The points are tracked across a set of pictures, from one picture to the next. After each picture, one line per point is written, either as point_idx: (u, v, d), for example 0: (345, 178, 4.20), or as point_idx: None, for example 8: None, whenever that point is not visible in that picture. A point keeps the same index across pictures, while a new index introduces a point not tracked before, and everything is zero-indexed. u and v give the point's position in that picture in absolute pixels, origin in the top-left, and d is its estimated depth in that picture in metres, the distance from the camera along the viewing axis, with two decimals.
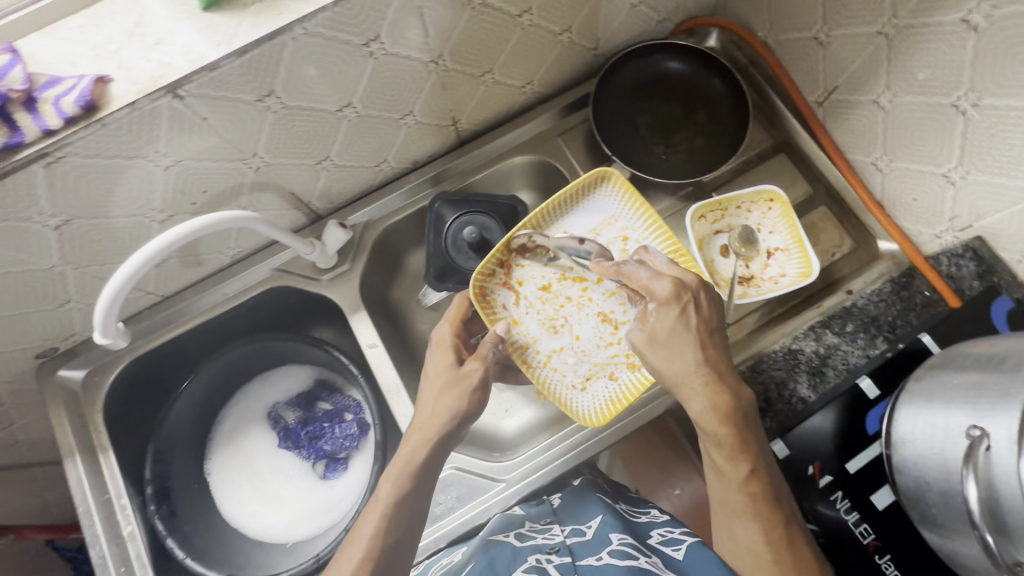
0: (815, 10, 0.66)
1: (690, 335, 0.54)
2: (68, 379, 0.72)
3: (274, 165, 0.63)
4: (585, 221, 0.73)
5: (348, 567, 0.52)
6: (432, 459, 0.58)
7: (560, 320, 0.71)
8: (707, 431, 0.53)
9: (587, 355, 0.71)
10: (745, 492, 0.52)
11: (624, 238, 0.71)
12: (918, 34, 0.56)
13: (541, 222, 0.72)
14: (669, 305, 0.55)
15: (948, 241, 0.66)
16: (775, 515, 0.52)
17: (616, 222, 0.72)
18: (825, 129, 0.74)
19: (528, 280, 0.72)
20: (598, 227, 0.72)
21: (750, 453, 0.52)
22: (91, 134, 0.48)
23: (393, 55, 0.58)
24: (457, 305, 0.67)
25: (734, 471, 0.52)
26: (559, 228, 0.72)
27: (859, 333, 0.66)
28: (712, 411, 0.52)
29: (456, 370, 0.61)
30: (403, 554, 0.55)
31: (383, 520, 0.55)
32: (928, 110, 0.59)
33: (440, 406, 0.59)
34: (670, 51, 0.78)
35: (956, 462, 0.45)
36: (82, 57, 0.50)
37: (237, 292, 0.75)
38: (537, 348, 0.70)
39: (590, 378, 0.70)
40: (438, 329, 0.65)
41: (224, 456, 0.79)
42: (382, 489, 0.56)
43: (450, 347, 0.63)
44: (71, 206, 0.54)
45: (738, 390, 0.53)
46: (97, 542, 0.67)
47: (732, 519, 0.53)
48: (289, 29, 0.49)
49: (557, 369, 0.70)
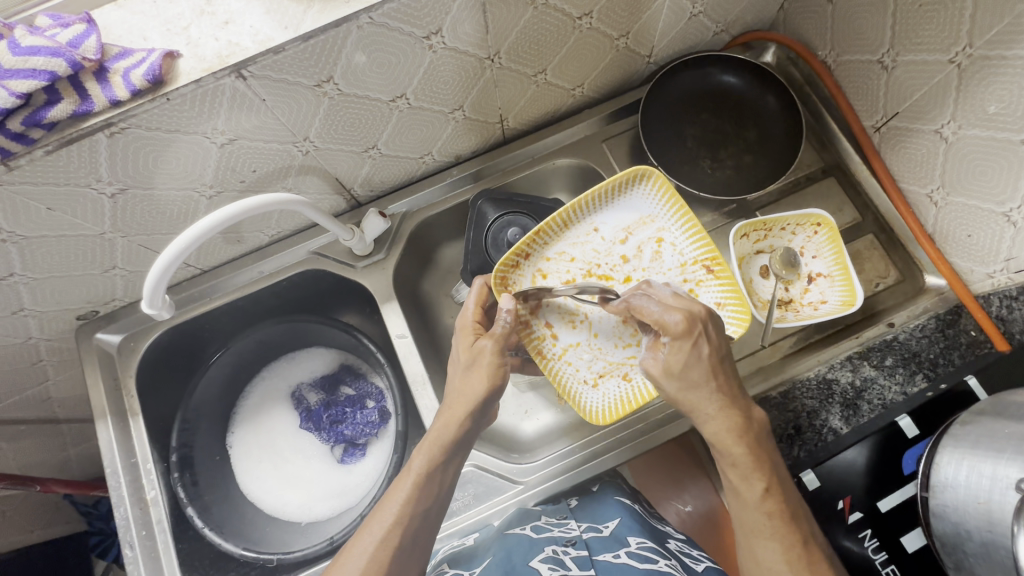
0: (883, 34, 0.64)
1: (705, 366, 0.52)
2: (106, 343, 0.74)
3: (323, 149, 0.64)
4: (618, 219, 0.69)
5: (378, 532, 0.53)
6: (463, 435, 0.58)
7: (580, 317, 0.68)
8: (723, 450, 0.52)
9: (603, 353, 0.67)
10: (766, 511, 0.50)
11: (658, 239, 0.68)
12: (994, 67, 0.55)
13: (572, 214, 0.67)
14: (682, 340, 0.52)
15: (1001, 281, 0.63)
16: (794, 533, 0.49)
17: (651, 222, 0.68)
18: (879, 155, 0.72)
19: (554, 272, 0.68)
20: (632, 226, 0.69)
21: (766, 470, 0.51)
22: (157, 108, 0.49)
23: (451, 50, 0.58)
24: (479, 291, 0.63)
25: (750, 490, 0.51)
26: (590, 223, 0.68)
27: (897, 368, 0.64)
28: (728, 431, 0.51)
29: (472, 348, 0.60)
30: (425, 536, 0.56)
31: (416, 489, 0.55)
32: (995, 146, 0.57)
33: (469, 389, 0.58)
34: (726, 65, 0.77)
35: (1002, 515, 0.44)
36: (152, 31, 0.51)
37: (273, 271, 0.76)
38: (553, 341, 0.67)
39: (604, 377, 0.67)
40: (463, 310, 0.62)
41: (247, 430, 0.80)
42: (414, 461, 0.57)
43: (471, 331, 0.61)
44: (127, 175, 0.55)
45: (750, 409, 0.52)
46: (122, 503, 0.68)
47: (755, 538, 0.50)
48: (355, 17, 0.49)
49: (571, 363, 0.67)
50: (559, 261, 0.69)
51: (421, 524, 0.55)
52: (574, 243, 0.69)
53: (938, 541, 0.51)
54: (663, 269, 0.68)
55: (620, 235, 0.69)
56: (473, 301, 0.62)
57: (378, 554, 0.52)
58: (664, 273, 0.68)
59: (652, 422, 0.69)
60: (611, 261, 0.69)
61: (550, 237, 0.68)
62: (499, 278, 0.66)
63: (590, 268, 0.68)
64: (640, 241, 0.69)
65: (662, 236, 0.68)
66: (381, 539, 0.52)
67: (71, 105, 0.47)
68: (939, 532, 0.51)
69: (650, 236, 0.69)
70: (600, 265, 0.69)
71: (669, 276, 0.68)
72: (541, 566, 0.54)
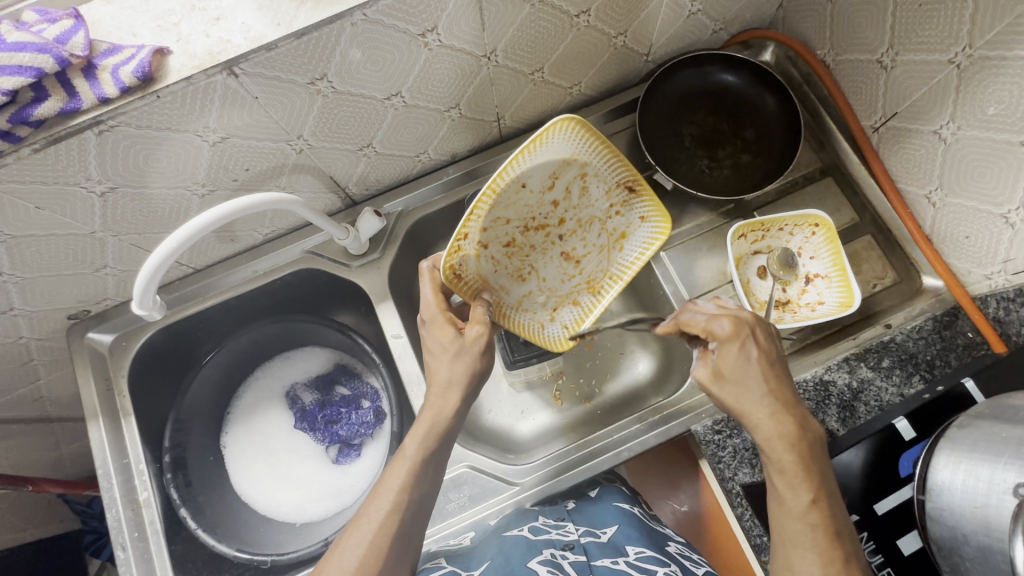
0: (883, 33, 0.64)
1: (755, 370, 0.53)
2: (97, 343, 0.73)
3: (317, 148, 0.63)
4: (543, 168, 0.60)
5: (377, 517, 0.53)
6: (458, 420, 0.57)
7: (527, 266, 0.66)
8: (771, 457, 0.51)
9: (554, 291, 0.68)
10: (809, 522, 0.49)
11: (584, 176, 0.63)
12: (994, 68, 0.54)
13: (498, 183, 0.58)
14: (730, 342, 0.53)
15: (998, 283, 0.63)
16: (836, 550, 0.48)
17: (575, 160, 0.61)
18: (878, 155, 0.72)
19: (491, 241, 0.62)
20: (557, 171, 0.61)
21: (813, 480, 0.50)
22: (146, 106, 0.48)
23: (447, 47, 0.57)
24: (429, 277, 0.60)
25: (795, 500, 0.50)
26: (517, 183, 0.59)
27: (895, 369, 0.64)
28: (780, 437, 0.51)
29: (461, 337, 0.57)
30: (419, 526, 0.56)
31: (412, 474, 0.55)
32: (994, 148, 0.57)
33: (458, 371, 0.57)
34: (725, 64, 0.76)
35: (999, 520, 0.44)
36: (142, 27, 0.50)
37: (267, 270, 0.75)
38: (508, 297, 0.66)
39: (558, 309, 0.69)
40: (423, 303, 0.59)
41: (241, 430, 0.80)
42: (409, 446, 0.56)
43: (447, 321, 0.58)
44: (118, 173, 0.54)
45: (806, 420, 0.52)
46: (114, 504, 0.68)
47: (793, 549, 0.49)
48: (349, 14, 0.48)
49: (529, 309, 0.67)
50: (495, 227, 0.61)
51: (417, 520, 0.55)
52: (504, 207, 0.60)
53: (935, 544, 0.51)
54: (592, 203, 0.66)
55: (548, 183, 0.61)
56: (429, 288, 0.60)
57: (376, 542, 0.52)
58: (595, 207, 0.66)
59: (649, 422, 0.69)
60: (544, 210, 0.64)
61: (481, 212, 0.58)
62: (449, 273, 0.59)
63: (526, 223, 0.63)
64: (568, 182, 0.63)
65: (586, 171, 0.63)
66: (379, 527, 0.53)
67: (58, 102, 0.46)
68: (935, 535, 0.51)
69: (575, 175, 0.63)
70: (535, 218, 0.64)
71: (599, 208, 0.66)
72: (539, 568, 0.54)
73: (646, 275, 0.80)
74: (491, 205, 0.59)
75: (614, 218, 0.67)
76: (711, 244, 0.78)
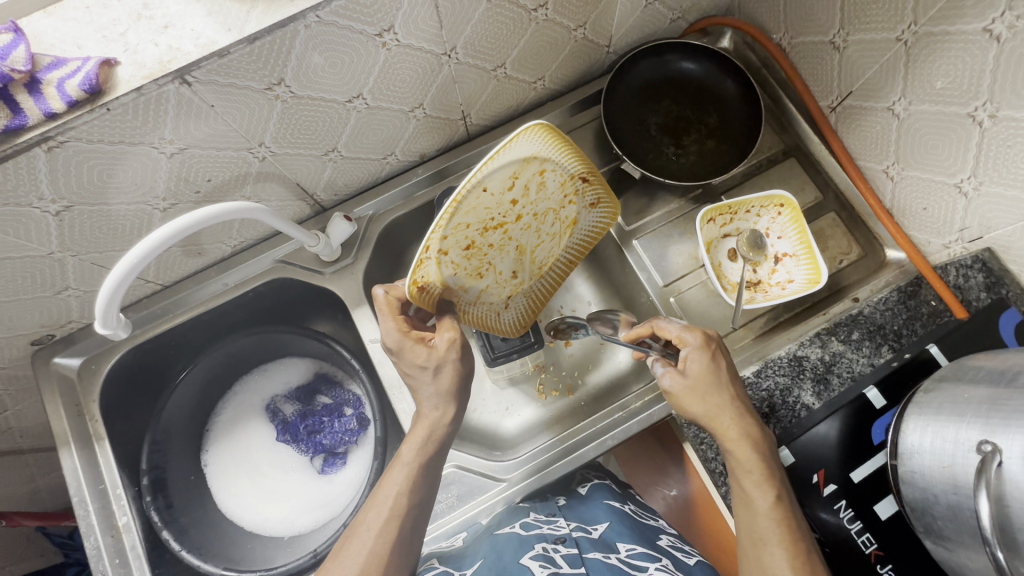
0: (833, 14, 0.65)
1: (722, 378, 0.58)
2: (65, 367, 0.71)
3: (281, 155, 0.62)
4: (504, 168, 0.56)
5: (376, 523, 0.54)
6: (443, 441, 0.59)
7: (485, 265, 0.63)
8: (737, 460, 0.56)
9: (512, 282, 0.68)
10: (775, 519, 0.54)
11: (541, 173, 0.60)
12: (939, 42, 0.56)
13: (463, 190, 0.53)
14: (702, 351, 0.59)
15: (956, 251, 0.65)
16: (800, 543, 0.53)
17: (535, 156, 0.57)
18: (837, 134, 0.74)
19: (452, 246, 0.58)
20: (517, 170, 0.57)
21: (774, 479, 0.55)
22: (96, 119, 0.47)
23: (406, 46, 0.57)
24: (382, 302, 0.58)
25: (761, 498, 0.55)
26: (478, 186, 0.55)
27: (864, 341, 0.66)
28: (742, 440, 0.56)
29: (430, 346, 0.58)
30: (419, 535, 0.56)
31: (411, 479, 0.56)
32: (943, 120, 0.58)
33: (443, 383, 0.58)
34: (684, 52, 0.78)
35: (965, 477, 0.45)
36: (87, 39, 0.48)
37: (238, 282, 0.74)
38: (466, 295, 0.64)
39: (512, 297, 0.70)
40: (383, 333, 0.58)
41: (222, 447, 0.78)
42: (405, 452, 0.57)
43: (416, 342, 0.58)
44: (73, 191, 0.53)
45: (760, 423, 0.58)
46: (92, 532, 0.66)
47: (765, 546, 0.53)
48: (301, 16, 0.48)
49: (485, 301, 0.67)
50: (455, 233, 0.57)
51: (410, 526, 0.55)
52: (465, 212, 0.56)
53: (908, 507, 0.53)
54: (548, 195, 0.62)
55: (509, 183, 0.57)
56: (388, 314, 0.58)
57: (376, 548, 0.52)
58: (551, 199, 0.63)
59: (627, 410, 0.70)
60: (502, 209, 0.59)
61: (443, 221, 0.54)
62: (414, 290, 0.57)
63: (484, 225, 0.59)
64: (526, 179, 0.59)
65: (544, 167, 0.60)
66: (378, 534, 0.53)
67: (2, 120, 0.45)
68: (908, 497, 0.52)
69: (534, 172, 0.59)
70: (493, 218, 0.59)
71: (554, 199, 0.63)
72: (531, 563, 0.54)
73: (621, 265, 0.81)
74: (452, 214, 0.54)
75: (566, 207, 0.66)
76: (681, 230, 0.79)
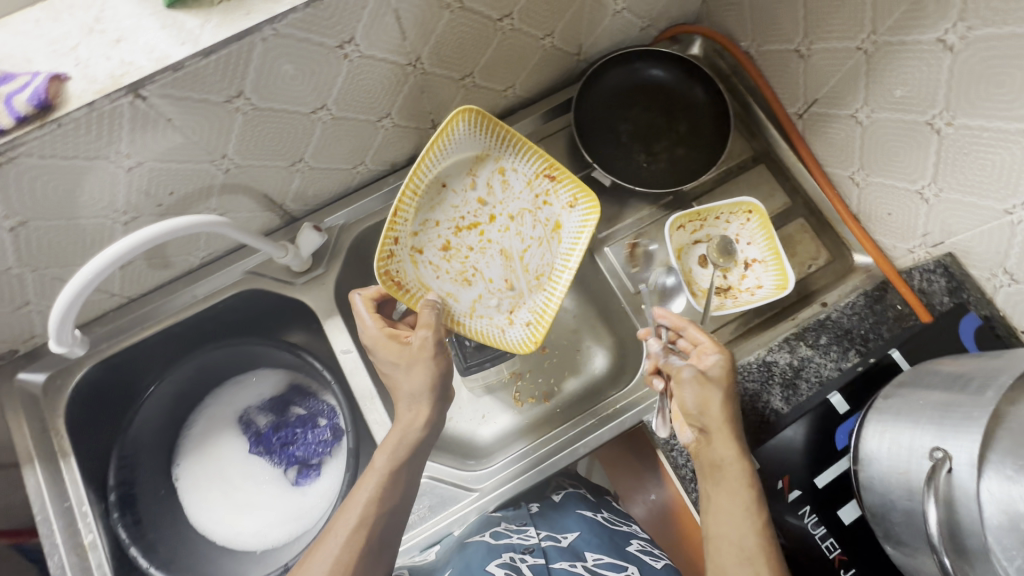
0: (797, 23, 0.66)
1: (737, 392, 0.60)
2: (29, 383, 0.69)
3: (245, 166, 0.61)
4: (457, 163, 0.68)
5: (343, 533, 0.53)
6: (419, 446, 0.58)
7: (470, 270, 0.70)
8: (737, 474, 0.57)
9: (507, 291, 0.71)
10: (762, 538, 0.54)
11: (500, 169, 0.70)
12: (897, 52, 0.57)
13: (418, 181, 0.66)
14: (728, 362, 0.61)
15: (920, 256, 0.66)
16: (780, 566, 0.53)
17: (488, 155, 0.70)
18: (804, 140, 0.74)
19: (426, 245, 0.68)
20: (472, 168, 0.69)
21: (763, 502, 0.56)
22: (48, 135, 0.46)
23: (368, 57, 0.56)
24: (363, 303, 0.63)
25: (752, 516, 0.55)
26: (435, 182, 0.68)
27: (832, 345, 0.67)
28: (746, 458, 0.57)
29: (406, 344, 0.60)
30: (390, 545, 0.55)
31: (382, 488, 0.55)
32: (904, 128, 0.59)
33: (417, 381, 0.58)
34: (653, 60, 0.78)
35: (920, 483, 0.46)
36: (37, 52, 0.48)
37: (207, 294, 0.73)
38: (458, 305, 0.69)
39: (514, 311, 0.71)
40: (364, 331, 0.61)
41: (195, 461, 0.77)
42: (377, 459, 0.57)
43: (390, 338, 0.60)
44: (28, 207, 0.52)
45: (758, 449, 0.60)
46: (56, 551, 0.65)
47: (746, 561, 0.53)
48: (258, 29, 0.47)
49: (483, 315, 0.70)
50: (428, 231, 0.68)
51: (383, 532, 0.55)
52: (431, 209, 0.68)
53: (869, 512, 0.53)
54: (516, 195, 0.71)
55: (468, 180, 0.69)
56: (367, 314, 0.62)
57: (341, 557, 0.52)
58: (520, 199, 0.71)
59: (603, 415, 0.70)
60: (471, 208, 0.70)
61: (407, 213, 0.66)
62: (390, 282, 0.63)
63: (456, 224, 0.70)
64: (484, 177, 0.70)
65: (502, 165, 0.70)
66: (344, 543, 0.52)
67: None
68: (869, 503, 0.52)
69: (491, 170, 0.70)
70: (464, 217, 0.70)
71: (525, 199, 0.71)
72: (496, 570, 0.54)
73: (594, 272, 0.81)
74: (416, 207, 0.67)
75: (543, 208, 0.71)
76: (653, 236, 0.79)
